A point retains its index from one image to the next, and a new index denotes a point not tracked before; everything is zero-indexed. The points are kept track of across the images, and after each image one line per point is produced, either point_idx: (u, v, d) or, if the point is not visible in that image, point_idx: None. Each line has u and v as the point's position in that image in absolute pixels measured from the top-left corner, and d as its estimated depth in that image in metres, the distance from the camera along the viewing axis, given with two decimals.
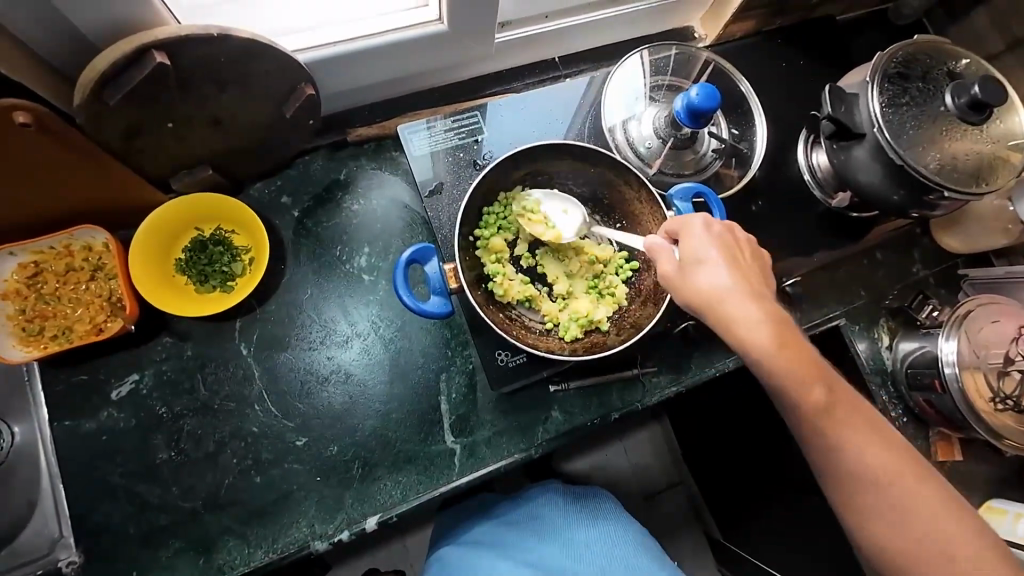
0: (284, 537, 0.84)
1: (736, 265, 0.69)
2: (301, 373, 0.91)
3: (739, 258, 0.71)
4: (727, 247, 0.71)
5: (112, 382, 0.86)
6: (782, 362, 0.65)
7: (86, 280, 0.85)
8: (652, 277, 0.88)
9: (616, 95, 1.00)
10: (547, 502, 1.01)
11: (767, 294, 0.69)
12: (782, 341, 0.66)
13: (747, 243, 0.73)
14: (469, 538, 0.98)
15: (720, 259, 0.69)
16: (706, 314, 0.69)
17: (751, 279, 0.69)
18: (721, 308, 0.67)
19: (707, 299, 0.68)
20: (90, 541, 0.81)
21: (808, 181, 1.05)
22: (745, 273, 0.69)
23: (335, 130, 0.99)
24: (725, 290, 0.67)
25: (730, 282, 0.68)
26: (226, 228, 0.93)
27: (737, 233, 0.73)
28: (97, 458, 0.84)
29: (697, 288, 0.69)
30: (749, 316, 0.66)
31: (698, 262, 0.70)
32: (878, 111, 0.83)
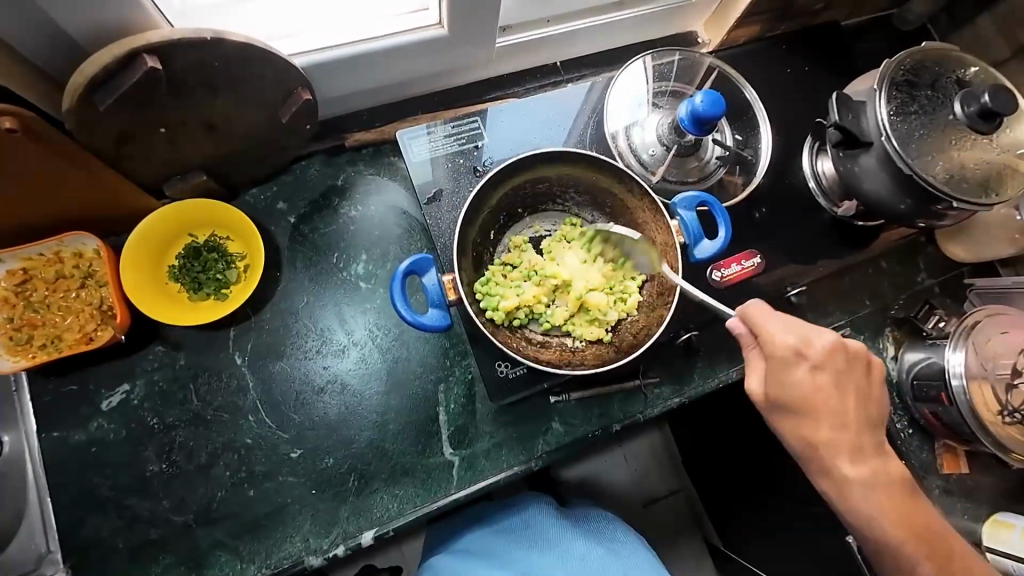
0: (277, 551, 0.82)
1: (837, 403, 0.73)
2: (297, 385, 0.89)
3: (840, 380, 0.74)
4: (827, 385, 0.73)
5: (102, 392, 0.84)
6: (879, 505, 0.74)
7: (76, 287, 0.83)
8: (656, 286, 0.86)
9: (618, 101, 0.98)
10: (541, 513, 0.98)
11: (854, 430, 0.75)
12: (883, 495, 0.74)
13: (856, 360, 0.75)
14: (458, 544, 0.97)
15: (825, 407, 0.73)
16: (801, 450, 0.76)
17: (851, 419, 0.74)
18: (823, 460, 0.75)
19: (811, 448, 0.75)
20: (79, 556, 0.79)
21: (813, 189, 1.03)
22: (852, 418, 0.74)
23: (332, 135, 0.97)
24: (829, 445, 0.74)
25: (832, 435, 0.74)
26: (220, 234, 0.91)
27: (846, 350, 0.75)
28: (86, 470, 0.82)
29: (798, 432, 0.74)
30: (850, 470, 0.75)
31: (791, 383, 0.73)
32: (886, 119, 0.82)
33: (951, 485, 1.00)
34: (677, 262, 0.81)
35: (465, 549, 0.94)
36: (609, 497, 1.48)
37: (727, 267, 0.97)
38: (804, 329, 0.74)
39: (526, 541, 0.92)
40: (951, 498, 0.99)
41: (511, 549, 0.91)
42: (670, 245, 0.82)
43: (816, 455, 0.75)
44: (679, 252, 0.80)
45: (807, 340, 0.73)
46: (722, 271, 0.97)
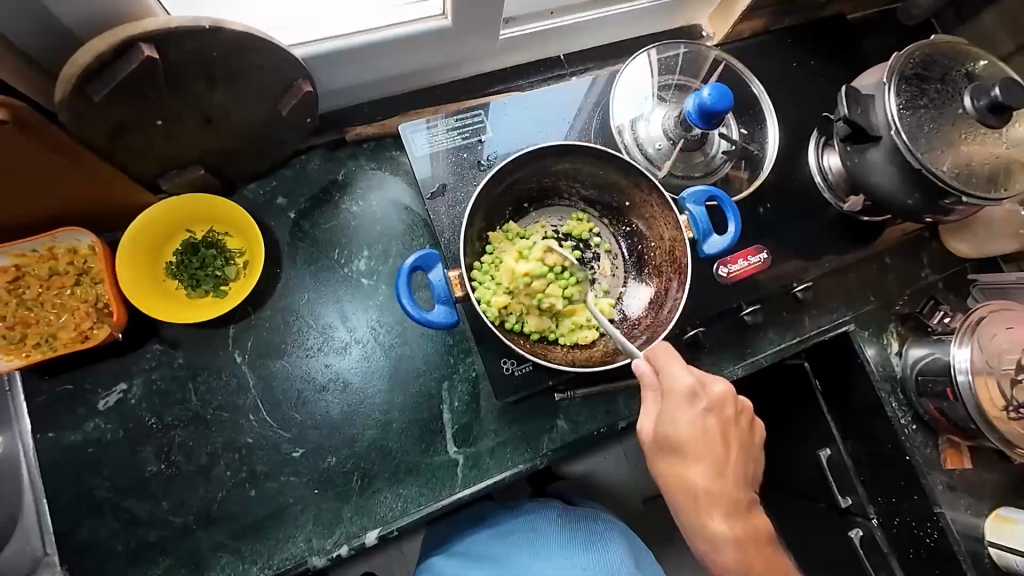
0: (280, 552, 0.81)
1: (713, 448, 0.72)
2: (297, 384, 0.87)
3: (723, 454, 0.73)
4: (710, 433, 0.73)
5: (99, 391, 0.82)
6: (738, 553, 0.73)
7: (71, 284, 0.81)
8: (663, 282, 0.85)
9: (624, 95, 0.97)
10: (541, 516, 0.97)
11: (734, 490, 0.74)
12: (744, 545, 0.73)
13: (736, 421, 0.76)
14: (458, 546, 0.96)
15: (705, 453, 0.72)
16: (677, 494, 0.74)
17: (725, 480, 0.73)
18: (698, 505, 0.73)
19: (681, 490, 0.74)
20: (75, 559, 0.78)
21: (819, 184, 1.03)
22: (728, 471, 0.74)
23: (332, 129, 0.95)
24: (701, 488, 0.73)
25: (709, 482, 0.72)
26: (219, 230, 0.89)
27: (730, 417, 0.75)
28: (83, 471, 0.80)
29: (675, 475, 0.73)
30: (717, 511, 0.73)
31: (681, 412, 0.72)
32: (896, 113, 0.81)
33: (954, 480, 0.99)
34: (686, 257, 0.80)
35: (465, 552, 0.94)
36: (610, 494, 1.48)
37: (733, 263, 0.96)
38: (699, 372, 0.75)
39: (526, 543, 0.91)
40: (955, 494, 0.98)
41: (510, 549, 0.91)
42: (679, 240, 0.81)
43: (676, 496, 0.74)
44: (688, 247, 0.79)
45: (701, 387, 0.73)
46: (729, 267, 0.96)
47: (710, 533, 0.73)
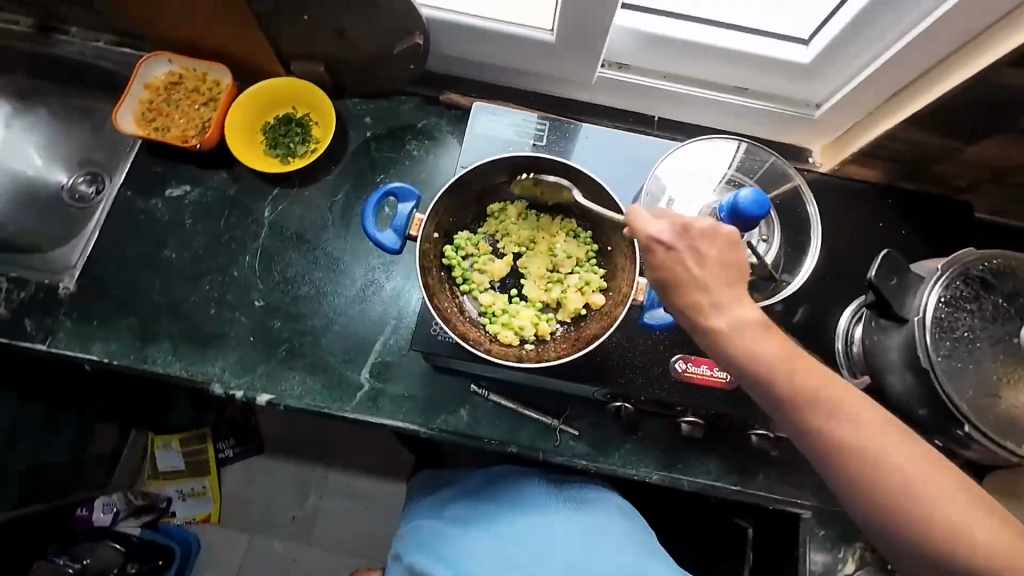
0: (200, 366, 0.96)
1: (697, 254, 0.66)
2: (294, 254, 1.02)
3: (714, 255, 0.66)
4: (677, 255, 0.67)
5: (172, 183, 1.06)
6: (773, 363, 0.63)
7: (201, 103, 1.05)
8: (593, 328, 0.80)
9: (679, 168, 0.98)
10: (512, 483, 0.96)
11: (732, 286, 0.66)
12: (766, 345, 0.63)
13: (700, 234, 0.67)
14: (440, 506, 0.98)
15: (692, 280, 0.65)
16: (704, 340, 0.66)
17: (720, 295, 0.65)
18: (726, 341, 0.64)
19: (681, 293, 0.66)
20: (86, 283, 1.00)
21: (838, 352, 0.91)
22: (718, 269, 0.66)
23: (435, 87, 1.11)
24: (719, 322, 0.65)
25: (728, 318, 0.64)
26: (311, 118, 1.08)
27: (692, 234, 0.67)
28: (130, 229, 1.03)
29: (668, 283, 0.66)
30: (722, 322, 0.64)
31: (661, 247, 0.67)
32: (930, 304, 0.72)
33: None
34: (619, 315, 0.75)
35: (449, 512, 0.95)
36: None
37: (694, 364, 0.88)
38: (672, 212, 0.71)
39: (509, 513, 0.92)
40: None
41: (495, 517, 0.92)
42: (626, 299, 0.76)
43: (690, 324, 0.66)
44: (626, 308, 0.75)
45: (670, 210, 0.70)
46: (687, 364, 0.88)
47: (728, 344, 0.64)
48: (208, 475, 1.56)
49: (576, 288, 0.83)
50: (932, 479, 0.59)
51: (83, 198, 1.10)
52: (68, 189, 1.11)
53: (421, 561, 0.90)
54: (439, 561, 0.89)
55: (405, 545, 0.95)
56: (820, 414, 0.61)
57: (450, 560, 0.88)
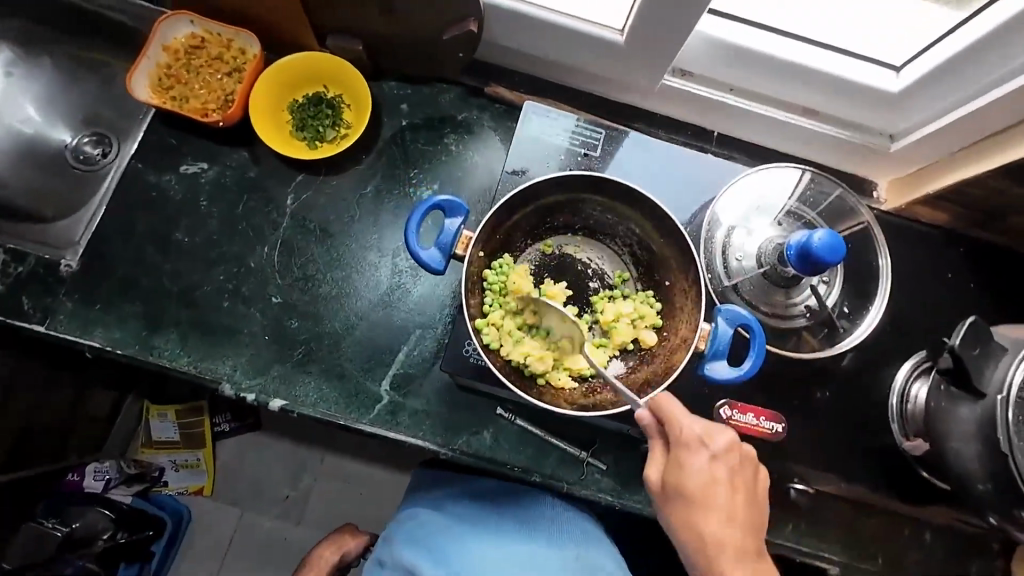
0: (209, 361, 0.89)
1: (724, 471, 0.68)
2: (316, 249, 0.95)
3: (730, 468, 0.69)
4: (717, 482, 0.68)
5: (186, 158, 0.97)
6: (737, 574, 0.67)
7: (223, 73, 0.96)
8: (644, 371, 0.75)
9: (742, 195, 0.91)
10: (528, 504, 0.92)
11: (736, 496, 0.69)
12: (740, 557, 0.67)
13: (742, 469, 0.70)
14: (441, 499, 0.93)
15: (708, 498, 0.68)
16: (691, 545, 0.68)
17: (725, 506, 0.68)
18: (709, 554, 0.67)
19: (690, 487, 0.68)
20: (89, 261, 0.92)
21: (891, 405, 0.88)
22: (736, 484, 0.69)
23: (480, 77, 1.02)
24: (715, 541, 0.67)
25: (721, 533, 0.68)
26: (343, 100, 0.99)
27: (736, 463, 0.70)
28: (139, 205, 0.95)
29: (683, 476, 0.68)
30: (719, 539, 0.67)
31: (690, 448, 0.68)
32: (1017, 380, 0.66)
33: None
34: (679, 364, 0.69)
35: (454, 510, 0.91)
36: None
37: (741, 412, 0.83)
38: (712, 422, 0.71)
39: (518, 533, 0.87)
40: None
41: (504, 532, 0.88)
42: (684, 344, 0.70)
43: (680, 515, 0.68)
44: (686, 357, 0.68)
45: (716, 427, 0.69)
46: (732, 412, 0.83)
47: (710, 539, 0.67)
48: (203, 449, 1.48)
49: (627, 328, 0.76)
50: None
51: (89, 159, 1.02)
52: (72, 151, 1.02)
53: (414, 555, 0.86)
54: (433, 559, 0.85)
55: (398, 532, 0.92)
56: None
57: (443, 560, 0.84)
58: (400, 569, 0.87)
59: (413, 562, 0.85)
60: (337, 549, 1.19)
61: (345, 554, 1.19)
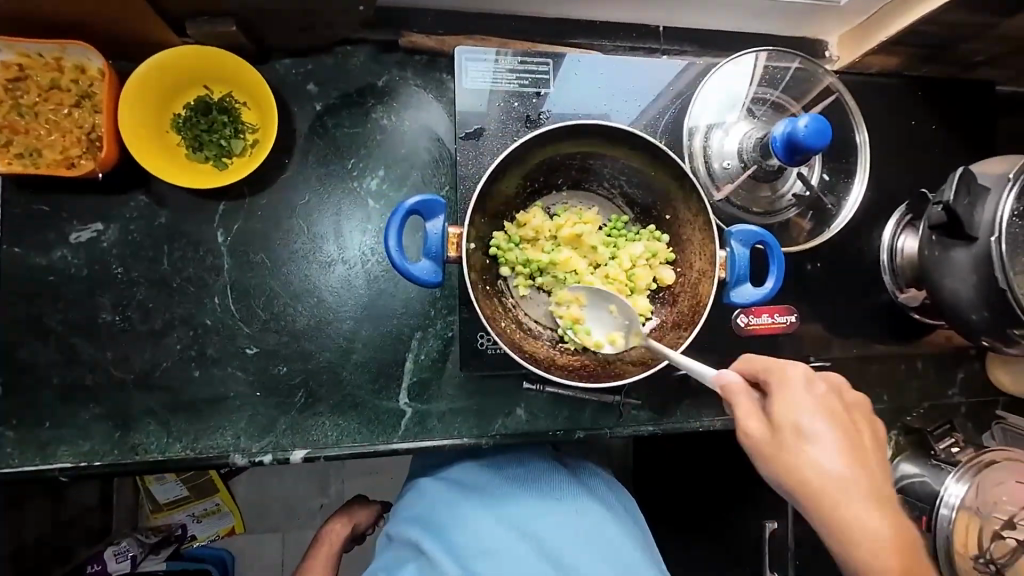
0: (205, 438, 0.80)
1: (842, 401, 0.62)
2: (274, 282, 0.83)
3: (838, 402, 0.62)
4: (835, 415, 0.60)
5: (73, 224, 0.80)
6: (845, 472, 0.58)
7: (70, 104, 0.76)
8: (673, 315, 0.75)
9: (710, 95, 0.85)
10: (549, 474, 0.82)
11: (852, 427, 0.61)
12: (847, 454, 0.59)
13: (851, 407, 0.63)
14: (450, 471, 0.83)
15: (830, 434, 0.59)
16: (812, 467, 0.59)
17: (839, 422, 0.60)
18: (815, 452, 0.59)
19: (780, 388, 0.61)
20: (10, 377, 0.78)
21: (882, 263, 0.93)
22: (845, 414, 0.61)
23: (389, 28, 0.86)
24: (840, 480, 0.58)
25: (842, 468, 0.58)
26: (237, 99, 0.82)
27: (845, 397, 0.64)
28: (40, 296, 0.79)
29: (776, 376, 0.62)
30: (811, 433, 0.59)
31: (811, 379, 0.62)
32: (1006, 217, 0.69)
33: None
34: (709, 296, 0.70)
35: (473, 486, 0.79)
36: None
37: (755, 317, 0.87)
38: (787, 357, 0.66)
39: (544, 506, 0.76)
40: None
41: (521, 499, 0.77)
42: (706, 276, 0.71)
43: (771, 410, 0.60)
44: (714, 288, 0.70)
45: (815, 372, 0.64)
46: (750, 318, 0.87)
47: (825, 441, 0.59)
48: (218, 492, 1.33)
49: (643, 270, 0.76)
50: None
51: None
52: None
53: (418, 529, 0.75)
54: (436, 535, 0.74)
55: (401, 512, 0.81)
56: (870, 527, 0.57)
57: (450, 531, 0.74)
58: (404, 546, 0.76)
59: (418, 536, 0.74)
60: (348, 520, 1.03)
61: (357, 527, 1.03)
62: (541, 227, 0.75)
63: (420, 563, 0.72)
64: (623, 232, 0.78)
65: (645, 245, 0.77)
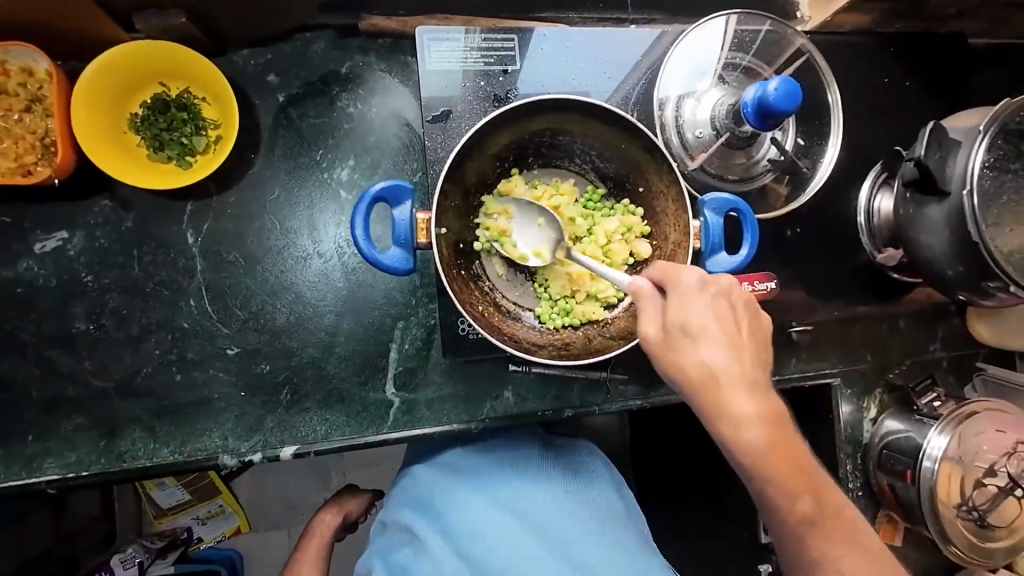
0: (192, 441, 0.79)
1: (734, 303, 0.63)
2: (251, 280, 0.82)
3: (726, 303, 0.63)
4: (720, 313, 0.62)
5: (36, 234, 0.78)
6: (714, 363, 0.60)
7: (20, 109, 0.74)
8: None
9: (681, 63, 0.84)
10: (541, 457, 0.82)
11: (734, 323, 0.62)
12: (693, 337, 0.61)
13: (747, 307, 0.64)
14: (443, 457, 0.83)
15: (716, 330, 0.61)
16: (700, 364, 0.60)
17: (719, 319, 0.61)
18: (681, 344, 0.61)
19: (669, 290, 0.62)
20: None
21: (860, 224, 0.93)
22: (731, 313, 0.62)
23: (347, 11, 0.83)
24: (718, 370, 0.60)
25: (725, 363, 0.60)
26: (195, 94, 0.80)
27: (736, 296, 0.64)
28: (10, 309, 0.77)
29: (670, 280, 0.63)
30: (697, 331, 0.61)
31: (701, 280, 0.62)
32: (976, 169, 0.69)
33: None
34: (684, 268, 0.70)
35: (465, 472, 0.79)
36: None
37: (736, 285, 0.87)
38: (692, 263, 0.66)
39: (543, 491, 0.76)
40: None
41: (511, 483, 0.77)
42: (681, 247, 0.71)
43: (662, 312, 0.62)
44: (689, 258, 0.69)
45: (715, 275, 0.64)
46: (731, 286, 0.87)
47: (703, 336, 0.60)
48: (220, 494, 1.31)
49: (620, 241, 0.77)
50: (773, 469, 0.60)
51: None
52: None
53: (411, 515, 0.76)
54: (429, 519, 0.74)
55: (396, 496, 0.82)
56: (730, 419, 0.60)
57: (442, 517, 0.74)
58: (399, 531, 0.77)
59: (412, 522, 0.75)
60: (338, 510, 1.04)
61: (348, 515, 1.04)
62: (521, 200, 0.76)
63: (413, 548, 0.72)
64: (599, 205, 0.78)
65: (622, 218, 0.77)
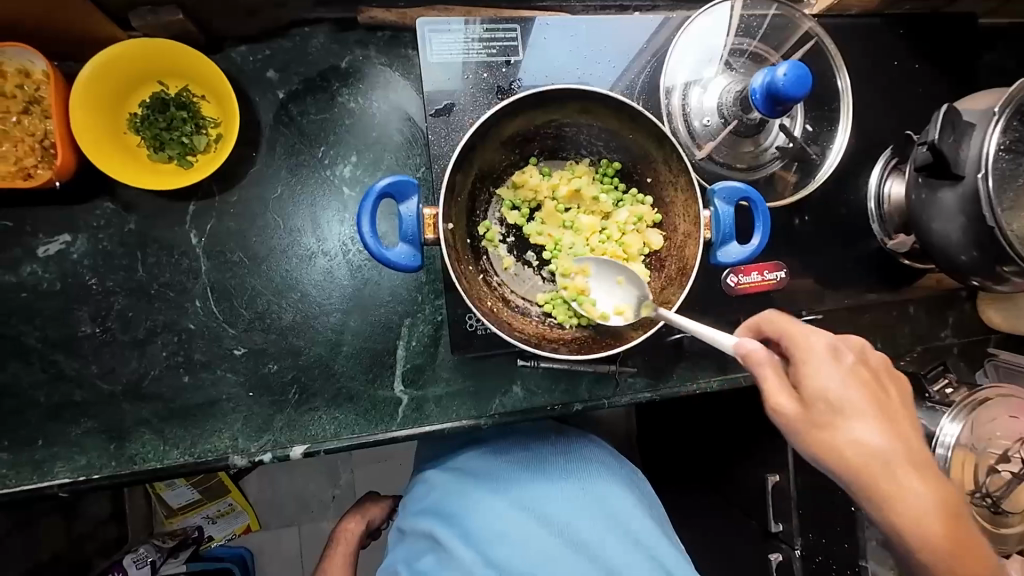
0: (202, 442, 0.79)
1: (858, 366, 0.59)
2: (256, 280, 0.82)
3: (870, 374, 0.59)
4: (862, 382, 0.58)
5: (38, 238, 0.77)
6: (884, 449, 0.57)
7: (17, 111, 0.73)
8: (662, 280, 0.74)
9: (687, 50, 0.83)
10: (551, 455, 0.82)
11: (888, 398, 0.59)
12: (890, 430, 0.57)
13: (886, 374, 0.61)
14: (455, 461, 0.83)
15: (865, 403, 0.57)
16: (857, 444, 0.56)
17: (877, 395, 0.58)
18: (840, 424, 0.57)
19: (802, 360, 0.59)
20: None
21: (870, 211, 0.92)
22: (877, 385, 0.59)
23: (345, 4, 0.82)
24: (884, 452, 0.57)
25: (884, 442, 0.57)
26: (194, 93, 0.79)
27: (871, 361, 0.62)
28: (14, 315, 0.77)
29: (807, 351, 0.59)
30: (857, 413, 0.57)
31: (834, 349, 0.59)
32: (991, 152, 0.68)
33: None
34: (694, 258, 0.69)
35: (478, 474, 0.79)
36: None
37: (745, 274, 0.86)
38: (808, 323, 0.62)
39: (559, 490, 0.76)
40: None
41: (527, 482, 0.77)
42: (693, 237, 0.70)
43: (805, 387, 0.57)
44: (700, 248, 0.68)
45: (841, 340, 0.61)
46: (740, 276, 0.86)
47: (872, 422, 0.57)
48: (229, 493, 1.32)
49: (633, 230, 0.76)
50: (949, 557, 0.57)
51: None
52: None
53: (430, 521, 0.76)
54: (449, 524, 0.74)
55: (411, 500, 0.82)
56: (906, 501, 0.57)
57: (461, 522, 0.74)
58: (418, 539, 0.76)
59: (432, 529, 0.75)
60: (360, 517, 1.03)
61: (371, 522, 1.04)
62: (535, 188, 0.75)
63: (437, 554, 0.72)
64: (612, 189, 0.76)
65: (636, 206, 0.76)
